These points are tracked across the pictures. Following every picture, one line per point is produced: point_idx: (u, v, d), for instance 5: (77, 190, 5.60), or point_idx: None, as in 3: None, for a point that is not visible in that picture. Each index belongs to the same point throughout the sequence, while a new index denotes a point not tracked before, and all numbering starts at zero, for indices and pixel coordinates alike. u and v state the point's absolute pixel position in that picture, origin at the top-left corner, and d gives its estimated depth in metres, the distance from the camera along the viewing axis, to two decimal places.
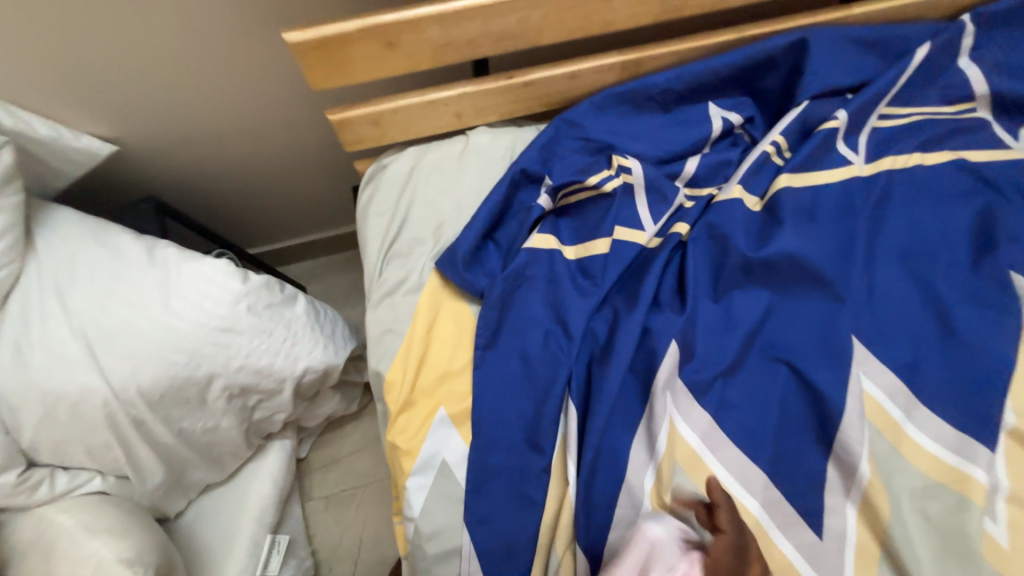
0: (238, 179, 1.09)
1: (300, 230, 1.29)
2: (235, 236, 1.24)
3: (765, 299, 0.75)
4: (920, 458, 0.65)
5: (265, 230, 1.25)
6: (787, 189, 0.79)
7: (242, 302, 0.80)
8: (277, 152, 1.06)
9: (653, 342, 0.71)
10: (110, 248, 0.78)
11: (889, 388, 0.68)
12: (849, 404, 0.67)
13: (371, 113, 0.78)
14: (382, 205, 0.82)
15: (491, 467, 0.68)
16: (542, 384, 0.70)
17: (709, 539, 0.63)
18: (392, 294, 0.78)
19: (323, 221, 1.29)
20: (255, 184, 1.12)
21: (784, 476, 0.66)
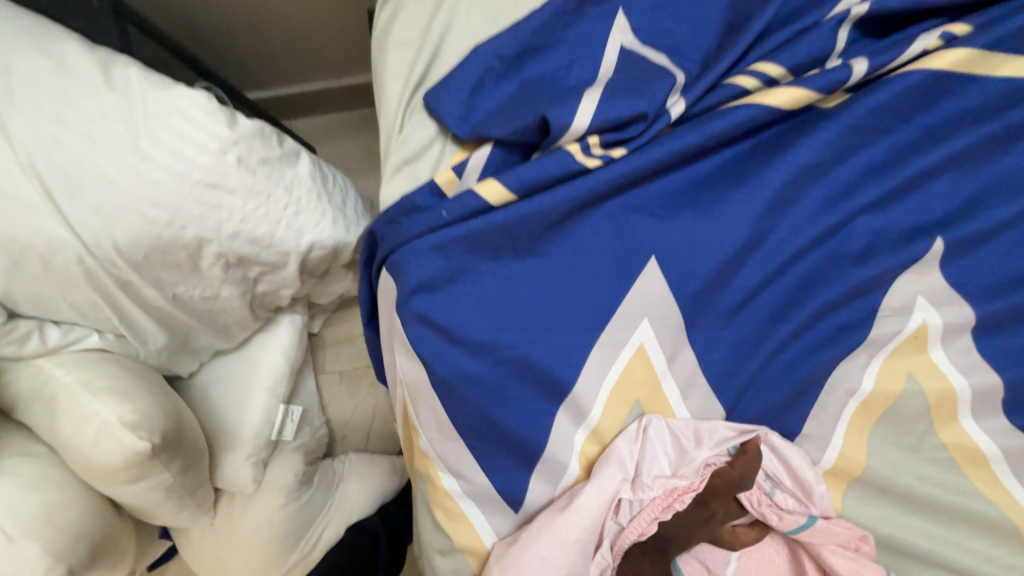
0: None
1: (303, 72, 1.07)
2: (228, 70, 1.03)
3: (887, 224, 0.58)
4: (1000, 433, 0.57)
5: (260, 65, 1.03)
6: (966, 79, 0.57)
7: (230, 152, 0.64)
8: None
9: (737, 268, 0.57)
10: (53, 58, 0.60)
11: (999, 355, 0.57)
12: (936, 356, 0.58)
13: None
14: (406, 33, 0.60)
15: (521, 396, 0.56)
16: (593, 298, 0.55)
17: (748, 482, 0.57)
18: (414, 161, 0.60)
19: (328, 61, 1.06)
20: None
21: (848, 431, 0.59)
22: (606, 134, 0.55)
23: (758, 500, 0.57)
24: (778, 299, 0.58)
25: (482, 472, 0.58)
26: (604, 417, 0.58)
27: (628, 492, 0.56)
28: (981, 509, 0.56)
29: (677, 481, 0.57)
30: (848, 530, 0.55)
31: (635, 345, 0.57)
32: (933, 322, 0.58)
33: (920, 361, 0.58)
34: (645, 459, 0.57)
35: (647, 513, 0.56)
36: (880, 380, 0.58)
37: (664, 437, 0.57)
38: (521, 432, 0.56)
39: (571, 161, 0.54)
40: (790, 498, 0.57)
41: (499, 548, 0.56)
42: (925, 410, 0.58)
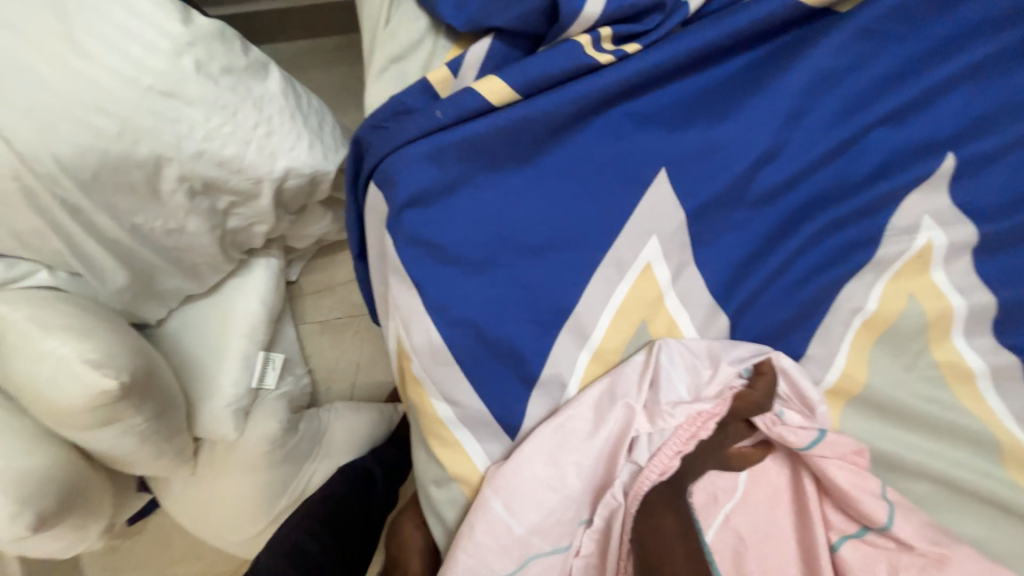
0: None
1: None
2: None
3: (897, 139, 0.57)
4: (987, 350, 0.59)
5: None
6: None
7: (185, 53, 0.56)
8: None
9: (744, 184, 0.55)
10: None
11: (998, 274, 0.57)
12: (938, 277, 0.58)
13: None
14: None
15: (523, 320, 0.54)
16: (599, 211, 0.54)
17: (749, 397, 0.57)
18: (401, 62, 0.54)
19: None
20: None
21: (850, 352, 0.59)
22: (619, 26, 0.51)
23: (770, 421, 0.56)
24: (783, 219, 0.57)
25: (482, 402, 0.56)
26: (607, 340, 0.56)
27: (642, 422, 0.55)
28: (970, 424, 0.58)
29: (698, 406, 0.56)
30: (849, 444, 0.55)
31: (642, 263, 0.55)
32: (937, 241, 0.57)
33: (921, 282, 0.58)
34: (658, 383, 0.55)
35: (669, 446, 0.55)
36: (881, 300, 0.58)
37: (679, 361, 0.56)
38: (522, 356, 0.55)
39: (581, 54, 0.50)
40: (797, 415, 0.56)
41: (492, 471, 0.55)
42: (923, 331, 0.59)
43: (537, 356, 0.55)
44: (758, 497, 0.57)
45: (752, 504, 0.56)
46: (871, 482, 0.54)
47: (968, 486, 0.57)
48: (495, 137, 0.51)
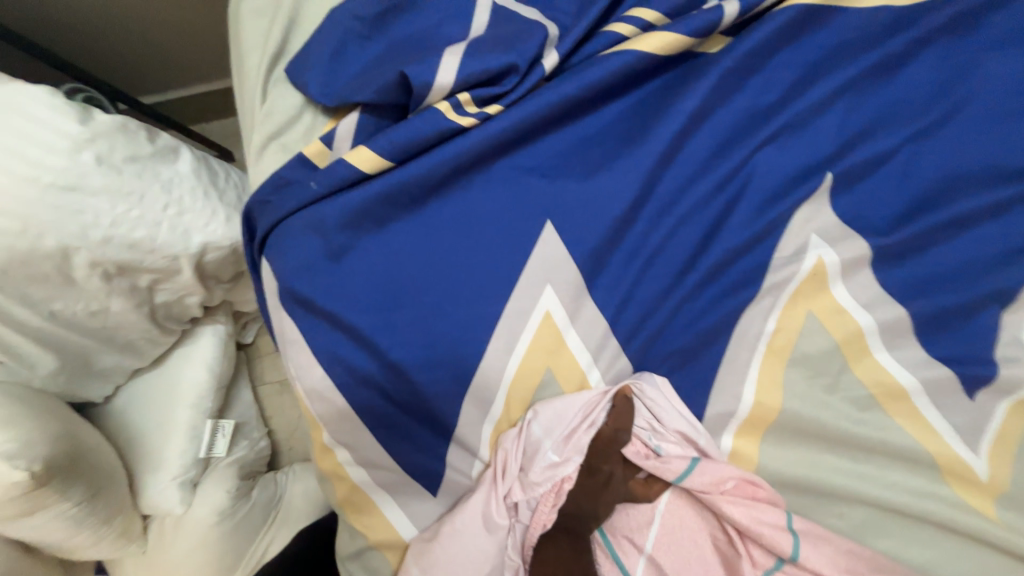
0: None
1: (202, 68, 1.00)
2: (120, 73, 0.95)
3: (772, 164, 0.56)
4: (915, 364, 0.56)
5: (151, 63, 0.96)
6: (833, 13, 0.56)
7: (87, 149, 0.60)
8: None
9: (633, 220, 0.55)
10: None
11: (899, 284, 0.56)
12: (843, 295, 0.57)
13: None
14: (259, 8, 0.56)
15: (422, 379, 0.53)
16: (487, 263, 0.53)
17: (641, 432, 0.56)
18: (277, 137, 0.55)
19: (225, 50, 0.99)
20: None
21: (759, 380, 0.57)
22: (478, 90, 0.52)
23: (642, 455, 0.56)
24: (686, 254, 0.56)
25: (388, 461, 0.56)
26: (507, 391, 0.55)
27: (536, 483, 0.55)
28: (907, 444, 0.55)
29: (563, 468, 0.55)
30: (733, 472, 0.54)
31: (542, 313, 0.54)
32: (829, 259, 0.57)
33: (824, 299, 0.57)
34: (531, 455, 0.55)
35: (543, 508, 0.56)
36: (787, 324, 0.57)
37: (548, 425, 0.55)
38: (423, 411, 0.54)
39: (445, 120, 0.51)
40: (673, 444, 0.56)
41: (419, 544, 0.56)
42: (832, 350, 0.57)
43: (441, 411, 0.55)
44: (673, 540, 0.55)
45: (669, 550, 0.54)
46: (774, 513, 0.53)
47: (906, 512, 0.54)
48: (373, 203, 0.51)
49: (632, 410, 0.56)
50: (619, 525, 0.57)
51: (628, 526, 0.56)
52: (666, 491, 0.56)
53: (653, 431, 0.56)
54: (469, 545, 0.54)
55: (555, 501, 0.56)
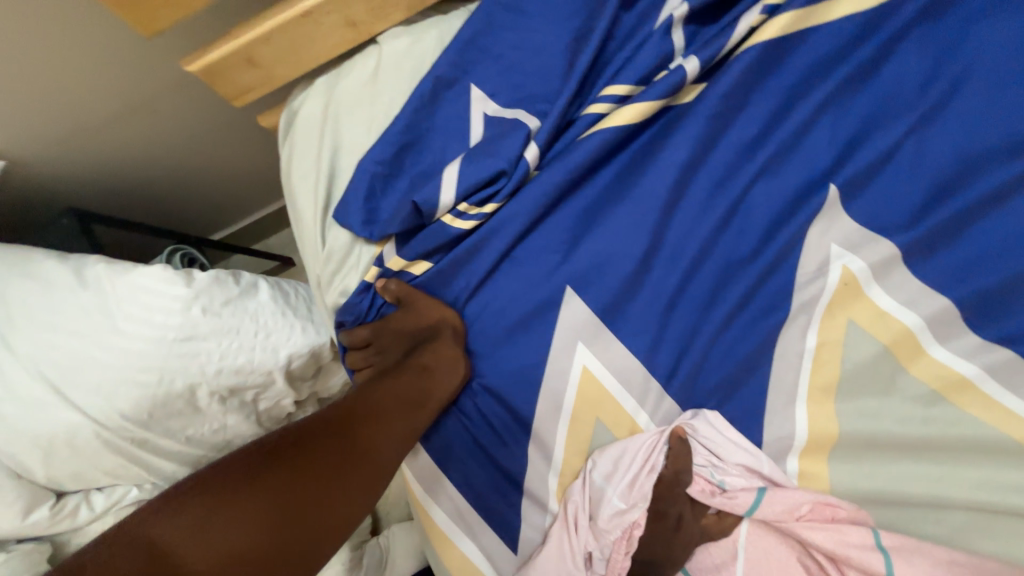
0: (157, 165, 0.85)
1: (244, 207, 1.08)
2: (165, 222, 0.98)
3: (770, 191, 0.59)
4: (972, 352, 0.55)
5: (200, 213, 1.01)
6: (805, 33, 0.57)
7: (195, 305, 0.74)
8: (203, 124, 0.83)
9: (650, 271, 0.60)
10: (33, 277, 0.69)
11: (936, 275, 0.56)
12: (887, 297, 0.57)
13: (240, 50, 0.56)
14: (303, 167, 0.67)
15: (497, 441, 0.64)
16: (531, 342, 0.62)
17: (700, 467, 0.59)
18: (341, 268, 0.68)
19: (264, 191, 1.07)
20: (181, 165, 0.87)
21: (810, 398, 0.58)
22: (474, 196, 0.62)
23: (709, 493, 0.58)
24: (708, 290, 0.59)
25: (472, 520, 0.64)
26: (563, 443, 0.62)
27: (608, 530, 0.59)
28: (986, 434, 0.54)
29: (630, 514, 0.59)
30: (805, 497, 0.55)
31: (579, 368, 0.61)
32: (856, 266, 0.57)
33: (862, 304, 0.57)
34: (597, 502, 0.60)
35: (618, 555, 0.59)
36: (831, 335, 0.57)
37: (608, 473, 0.60)
38: (498, 463, 0.64)
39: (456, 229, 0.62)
40: (736, 477, 0.58)
41: None
42: (883, 354, 0.56)
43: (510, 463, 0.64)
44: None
45: None
46: (858, 532, 0.53)
47: (998, 505, 0.52)
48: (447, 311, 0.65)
49: (690, 452, 0.59)
50: (702, 563, 0.58)
51: (711, 563, 0.58)
52: (744, 523, 0.57)
53: (714, 466, 0.59)
54: None
55: (628, 548, 0.59)
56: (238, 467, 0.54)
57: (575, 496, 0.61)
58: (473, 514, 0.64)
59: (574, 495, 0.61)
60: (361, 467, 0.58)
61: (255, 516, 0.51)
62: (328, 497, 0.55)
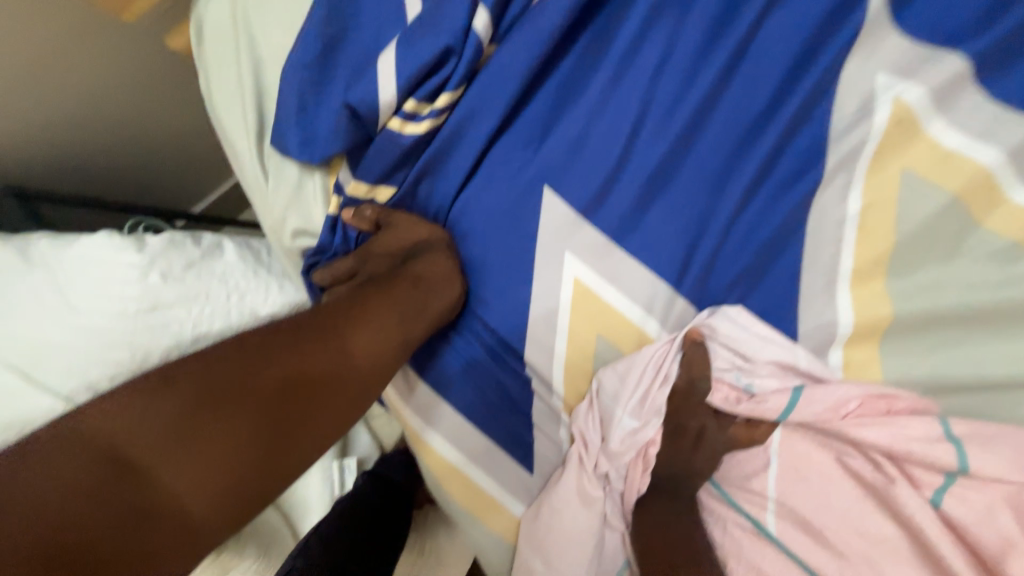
0: (95, 126, 0.73)
1: (202, 178, 0.96)
2: (128, 198, 0.86)
3: (791, 17, 0.45)
4: None
5: (154, 189, 0.89)
6: None
7: (152, 271, 0.67)
8: (134, 65, 0.71)
9: (644, 150, 0.49)
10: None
11: (1014, 93, 0.43)
12: (948, 135, 0.45)
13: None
14: (225, 91, 0.55)
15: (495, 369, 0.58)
16: (516, 255, 0.54)
17: (725, 374, 0.51)
18: (294, 206, 0.58)
19: (218, 159, 0.95)
20: (122, 123, 0.76)
21: (856, 273, 0.47)
22: (421, 89, 0.50)
23: (733, 401, 0.50)
24: (719, 160, 0.49)
25: (483, 453, 0.60)
26: (563, 363, 0.55)
27: (623, 451, 0.53)
28: None
29: (645, 432, 0.52)
30: (854, 392, 0.47)
31: (570, 281, 0.53)
32: (911, 95, 0.44)
33: (919, 147, 0.45)
34: (607, 423, 0.53)
35: (634, 471, 0.54)
36: (879, 194, 0.46)
37: (618, 391, 0.52)
38: (505, 390, 0.59)
39: (409, 136, 0.52)
40: (767, 379, 0.49)
41: (527, 520, 0.57)
42: (948, 207, 0.45)
43: (513, 389, 0.59)
44: (799, 481, 0.48)
45: (798, 491, 0.48)
46: (920, 424, 0.45)
47: None
48: (434, 230, 0.56)
49: (707, 355, 0.51)
50: (732, 473, 0.52)
51: (743, 473, 0.52)
52: (777, 428, 0.49)
53: (739, 370, 0.50)
54: (573, 523, 0.54)
55: (644, 464, 0.53)
56: (206, 373, 0.43)
57: (582, 418, 0.54)
58: (483, 445, 0.60)
59: (580, 416, 0.54)
60: (355, 384, 0.49)
61: (229, 433, 0.41)
62: (316, 415, 0.46)
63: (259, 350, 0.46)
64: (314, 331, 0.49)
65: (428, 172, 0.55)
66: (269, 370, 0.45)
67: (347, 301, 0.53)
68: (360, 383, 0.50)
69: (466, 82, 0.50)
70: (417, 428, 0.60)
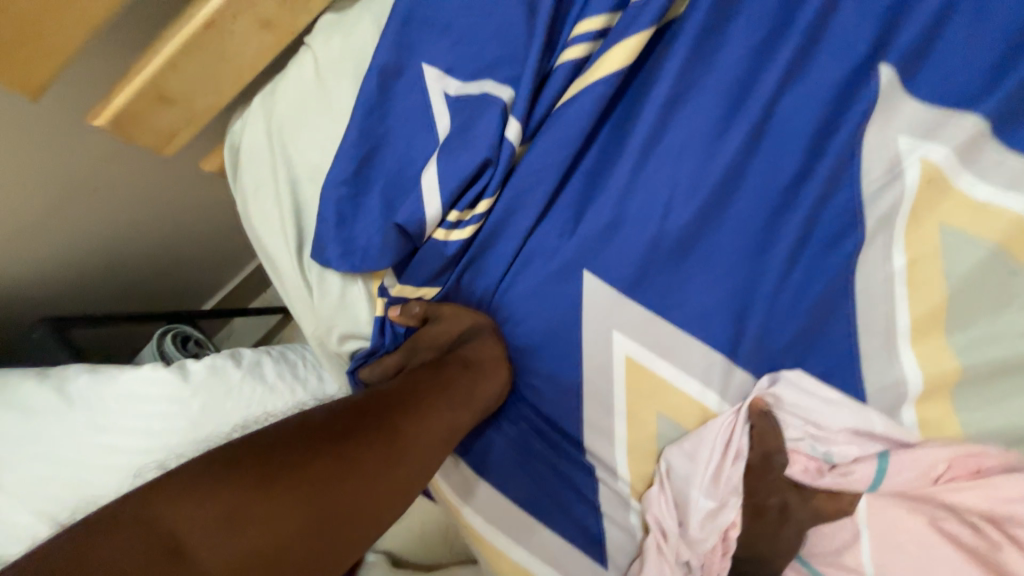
0: (120, 247, 0.74)
1: (210, 281, 0.94)
2: (148, 305, 0.85)
3: (803, 98, 0.48)
4: None
5: (164, 298, 0.87)
6: None
7: (195, 402, 0.66)
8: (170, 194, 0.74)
9: (683, 228, 0.50)
10: (8, 404, 0.61)
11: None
12: (978, 189, 0.46)
13: (147, 85, 0.47)
14: (264, 210, 0.57)
15: (555, 455, 0.57)
16: (564, 340, 0.54)
17: (797, 439, 0.50)
18: (339, 314, 0.58)
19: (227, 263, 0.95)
20: (145, 243, 0.76)
21: (913, 330, 0.47)
22: (462, 199, 0.52)
23: (815, 473, 0.49)
24: (757, 229, 0.49)
25: (548, 548, 0.56)
26: (625, 447, 0.54)
27: (706, 538, 0.50)
28: None
29: (725, 515, 0.50)
30: (941, 453, 0.46)
31: (622, 360, 0.53)
32: (938, 155, 0.46)
33: (951, 204, 0.46)
34: (683, 506, 0.51)
35: (718, 558, 0.50)
36: (923, 249, 0.47)
37: (692, 473, 0.51)
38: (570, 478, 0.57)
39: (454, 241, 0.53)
40: (845, 445, 0.48)
41: None
42: (993, 258, 0.45)
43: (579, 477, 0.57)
44: (896, 553, 0.45)
45: (898, 565, 0.45)
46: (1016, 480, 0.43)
47: None
48: (479, 318, 0.57)
49: (778, 426, 0.49)
50: (819, 548, 0.49)
51: (831, 547, 0.48)
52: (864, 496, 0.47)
53: (813, 437, 0.50)
54: None
55: (725, 549, 0.50)
56: (261, 453, 0.44)
57: (654, 500, 0.52)
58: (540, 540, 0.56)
59: (652, 497, 0.52)
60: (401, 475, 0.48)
61: (278, 517, 0.41)
62: (361, 501, 0.45)
63: (316, 426, 0.47)
64: (366, 409, 0.50)
65: (470, 268, 0.57)
66: (326, 457, 0.45)
67: (400, 384, 0.53)
68: (412, 476, 0.49)
69: (501, 186, 0.53)
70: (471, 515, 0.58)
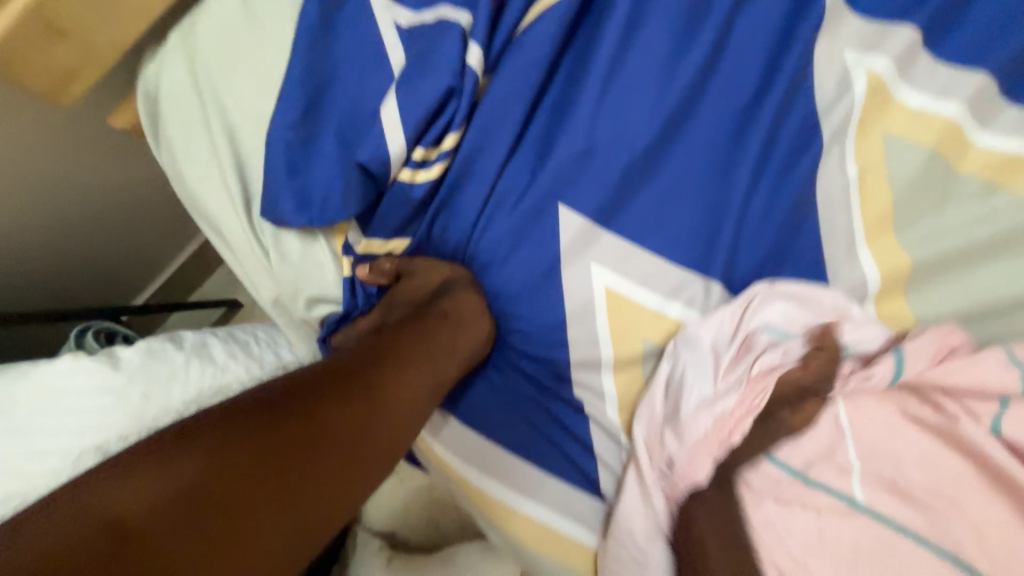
0: (20, 236, 0.62)
1: (135, 273, 0.84)
2: (59, 302, 0.74)
3: (758, 14, 0.49)
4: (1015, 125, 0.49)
5: (80, 293, 0.77)
6: None
7: (132, 392, 0.58)
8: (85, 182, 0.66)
9: (655, 151, 0.50)
10: None
11: (955, 54, 0.49)
12: (915, 96, 0.50)
13: (31, 11, 0.39)
14: (198, 168, 0.50)
15: (546, 399, 0.56)
16: (547, 276, 0.52)
17: (782, 344, 0.50)
18: (302, 276, 0.53)
19: (158, 250, 0.86)
20: (54, 229, 0.66)
21: (867, 232, 0.50)
22: (427, 134, 0.48)
23: (801, 371, 0.49)
24: (724, 148, 0.50)
25: (545, 493, 0.55)
26: (615, 378, 0.54)
27: (707, 456, 0.48)
28: None
29: (725, 427, 0.48)
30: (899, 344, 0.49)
31: (604, 291, 0.52)
32: (881, 65, 0.49)
33: (894, 111, 0.50)
34: (678, 429, 0.50)
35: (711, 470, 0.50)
36: (874, 155, 0.50)
37: (683, 392, 0.50)
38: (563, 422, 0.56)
39: (421, 182, 0.50)
40: (825, 344, 0.50)
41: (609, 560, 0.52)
42: (931, 159, 0.49)
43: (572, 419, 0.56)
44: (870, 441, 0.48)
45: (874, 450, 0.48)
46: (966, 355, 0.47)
47: None
48: (454, 268, 0.54)
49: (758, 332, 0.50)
50: None
51: None
52: (840, 390, 0.48)
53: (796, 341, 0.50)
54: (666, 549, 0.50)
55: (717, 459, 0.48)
56: (231, 430, 0.40)
57: (646, 429, 0.51)
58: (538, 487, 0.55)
59: (643, 425, 0.51)
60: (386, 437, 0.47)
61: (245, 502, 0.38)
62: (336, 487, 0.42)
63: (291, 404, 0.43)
64: (343, 385, 0.46)
65: (441, 213, 0.53)
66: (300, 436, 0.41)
67: (379, 350, 0.50)
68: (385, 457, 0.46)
69: (467, 120, 0.50)
70: (464, 469, 0.57)
